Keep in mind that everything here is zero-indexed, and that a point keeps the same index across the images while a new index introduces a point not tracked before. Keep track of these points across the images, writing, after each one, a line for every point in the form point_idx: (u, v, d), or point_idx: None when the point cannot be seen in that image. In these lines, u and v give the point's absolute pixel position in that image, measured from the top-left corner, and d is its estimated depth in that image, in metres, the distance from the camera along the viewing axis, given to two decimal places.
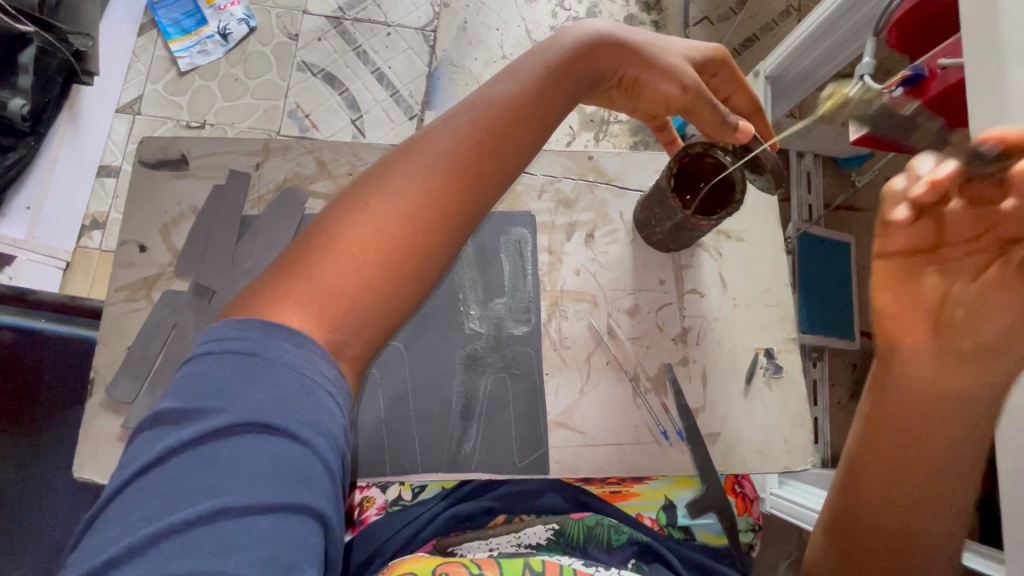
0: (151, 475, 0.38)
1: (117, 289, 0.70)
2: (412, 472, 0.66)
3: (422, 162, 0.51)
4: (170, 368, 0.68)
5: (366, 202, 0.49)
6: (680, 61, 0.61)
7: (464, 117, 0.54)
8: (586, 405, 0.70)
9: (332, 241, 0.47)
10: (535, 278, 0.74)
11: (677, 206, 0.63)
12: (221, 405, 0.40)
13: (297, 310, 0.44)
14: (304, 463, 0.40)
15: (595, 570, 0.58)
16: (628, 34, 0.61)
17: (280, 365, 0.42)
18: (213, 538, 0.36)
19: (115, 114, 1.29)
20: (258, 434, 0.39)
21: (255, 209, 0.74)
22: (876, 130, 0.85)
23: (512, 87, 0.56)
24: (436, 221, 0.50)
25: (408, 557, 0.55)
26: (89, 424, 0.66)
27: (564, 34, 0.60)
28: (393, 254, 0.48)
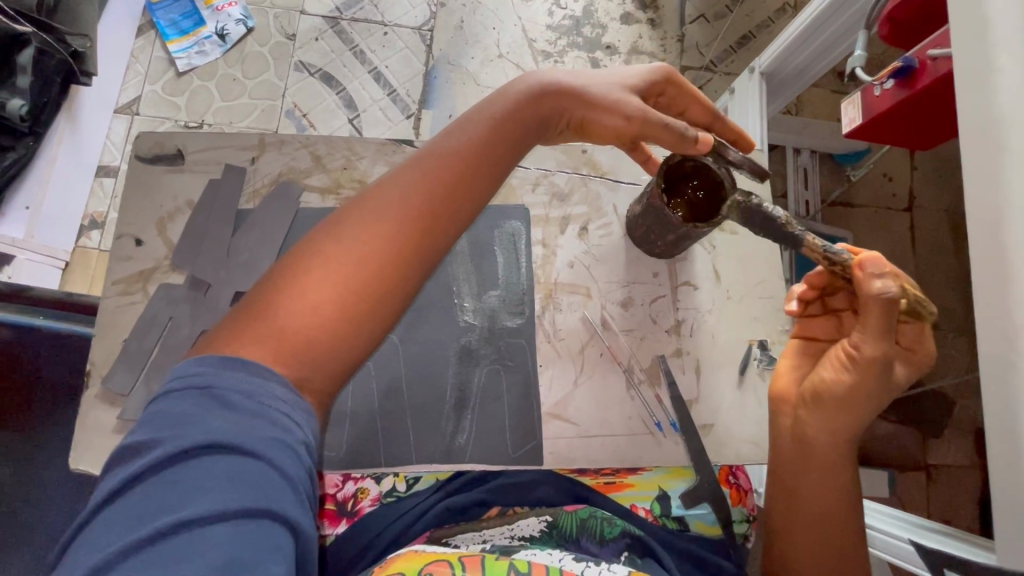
0: (114, 503, 0.40)
1: (113, 282, 0.70)
2: (407, 463, 0.66)
3: (380, 208, 0.53)
4: (166, 361, 0.68)
5: (319, 252, 0.50)
6: (626, 93, 0.62)
7: (411, 167, 0.56)
8: (580, 397, 0.70)
9: (291, 284, 0.49)
10: (529, 270, 0.74)
11: (681, 222, 0.64)
12: (176, 431, 0.42)
13: (257, 346, 0.46)
14: (259, 475, 0.41)
15: (584, 566, 0.57)
16: (569, 78, 0.62)
17: (237, 393, 0.44)
18: (175, 550, 0.38)
19: (113, 115, 1.30)
20: (212, 454, 0.41)
21: (251, 203, 0.74)
22: (869, 121, 0.85)
23: (457, 139, 0.58)
24: (393, 266, 0.52)
25: (400, 555, 0.55)
26: (85, 416, 0.66)
27: (507, 86, 0.63)
28: (349, 296, 0.49)
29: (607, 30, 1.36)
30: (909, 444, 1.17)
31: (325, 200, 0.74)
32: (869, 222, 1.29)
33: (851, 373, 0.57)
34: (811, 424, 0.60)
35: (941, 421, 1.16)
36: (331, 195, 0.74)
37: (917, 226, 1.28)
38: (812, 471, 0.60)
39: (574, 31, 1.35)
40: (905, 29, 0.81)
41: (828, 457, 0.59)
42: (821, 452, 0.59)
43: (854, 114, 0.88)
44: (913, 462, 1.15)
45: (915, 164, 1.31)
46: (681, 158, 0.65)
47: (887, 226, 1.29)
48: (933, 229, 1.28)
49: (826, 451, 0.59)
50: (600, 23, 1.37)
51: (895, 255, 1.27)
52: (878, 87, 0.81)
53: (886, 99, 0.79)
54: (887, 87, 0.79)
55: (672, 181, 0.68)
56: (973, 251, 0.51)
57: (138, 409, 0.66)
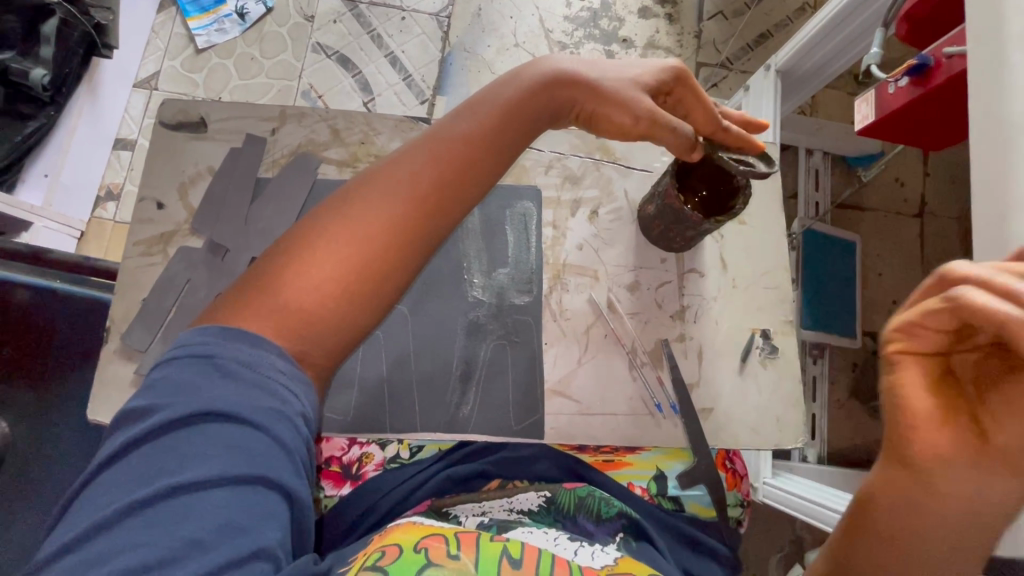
0: (116, 465, 0.43)
1: (135, 243, 0.72)
2: (411, 432, 0.68)
3: (384, 190, 0.54)
4: (183, 321, 0.69)
5: (320, 234, 0.52)
6: (639, 90, 0.62)
7: (412, 154, 0.57)
8: (583, 375, 0.71)
9: (295, 258, 0.51)
10: (538, 251, 0.75)
11: (701, 218, 0.65)
12: (177, 400, 0.44)
13: (260, 319, 0.49)
14: (257, 444, 0.44)
15: (577, 545, 0.59)
16: (582, 70, 0.63)
17: (236, 362, 0.46)
18: (173, 510, 0.41)
19: (132, 89, 1.33)
20: (212, 422, 0.44)
21: (270, 171, 0.76)
22: (882, 119, 0.86)
23: (467, 126, 0.59)
24: (393, 249, 0.53)
25: (399, 526, 0.57)
26: (103, 369, 0.68)
27: (520, 71, 0.63)
28: (349, 274, 0.51)
29: (623, 23, 1.37)
30: None
31: (342, 173, 0.76)
32: (878, 225, 1.30)
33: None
34: (969, 482, 0.40)
35: None
36: (348, 169, 0.76)
37: (926, 231, 1.29)
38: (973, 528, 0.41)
39: (591, 23, 1.36)
40: (922, 27, 0.81)
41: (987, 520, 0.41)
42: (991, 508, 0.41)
43: (866, 111, 0.89)
44: None
45: (928, 170, 1.31)
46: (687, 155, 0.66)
47: (895, 231, 1.30)
48: (941, 235, 1.29)
49: (979, 518, 0.41)
50: (617, 16, 1.37)
51: (904, 261, 1.28)
52: (893, 84, 0.82)
53: (900, 97, 0.81)
54: (902, 85, 0.80)
55: (684, 180, 0.69)
56: (979, 242, 0.52)
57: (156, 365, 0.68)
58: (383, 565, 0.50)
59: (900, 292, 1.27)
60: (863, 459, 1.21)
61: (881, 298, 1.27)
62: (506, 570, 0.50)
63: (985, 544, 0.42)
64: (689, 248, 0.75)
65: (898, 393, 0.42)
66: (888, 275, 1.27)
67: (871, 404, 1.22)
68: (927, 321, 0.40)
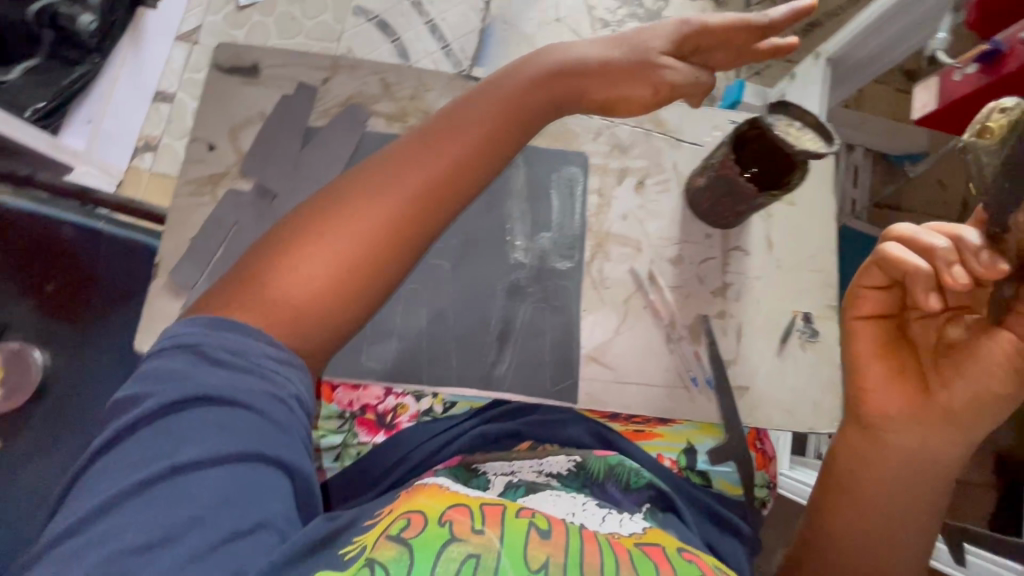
0: (114, 450, 0.45)
1: (186, 182, 0.73)
2: (447, 386, 0.68)
3: (375, 189, 0.53)
4: (229, 262, 0.70)
5: (314, 228, 0.52)
6: (657, 62, 0.61)
7: (406, 150, 0.55)
8: (620, 343, 0.71)
9: (284, 254, 0.51)
10: (583, 217, 0.74)
11: (756, 192, 0.64)
12: (167, 387, 0.46)
13: (250, 312, 0.49)
14: (249, 425, 0.46)
15: (606, 512, 0.58)
16: (590, 57, 0.61)
17: (223, 349, 0.48)
18: (172, 490, 0.44)
19: (174, 42, 1.33)
20: (203, 406, 0.46)
21: (320, 121, 0.75)
22: (942, 108, 0.84)
23: (465, 121, 0.57)
24: (386, 247, 0.53)
25: (424, 489, 0.56)
26: (151, 303, 0.69)
27: (525, 62, 0.62)
28: (341, 271, 0.51)
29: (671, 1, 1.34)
30: None
31: (391, 127, 0.75)
32: None
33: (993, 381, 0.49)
34: (916, 431, 0.54)
35: None
36: (397, 123, 0.76)
37: None
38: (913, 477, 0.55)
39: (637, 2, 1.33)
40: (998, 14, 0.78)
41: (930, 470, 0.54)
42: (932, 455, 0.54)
43: (926, 99, 0.87)
44: None
45: None
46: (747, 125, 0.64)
47: None
48: None
49: (918, 465, 0.55)
50: None
51: None
52: (959, 72, 0.79)
53: (965, 85, 0.78)
54: (969, 73, 0.77)
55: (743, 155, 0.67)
56: None
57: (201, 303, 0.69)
58: (408, 538, 0.49)
59: None
60: None
61: None
62: (533, 543, 0.50)
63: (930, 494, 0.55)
64: (736, 225, 0.74)
65: (853, 353, 0.58)
66: None
67: None
68: (869, 281, 0.57)
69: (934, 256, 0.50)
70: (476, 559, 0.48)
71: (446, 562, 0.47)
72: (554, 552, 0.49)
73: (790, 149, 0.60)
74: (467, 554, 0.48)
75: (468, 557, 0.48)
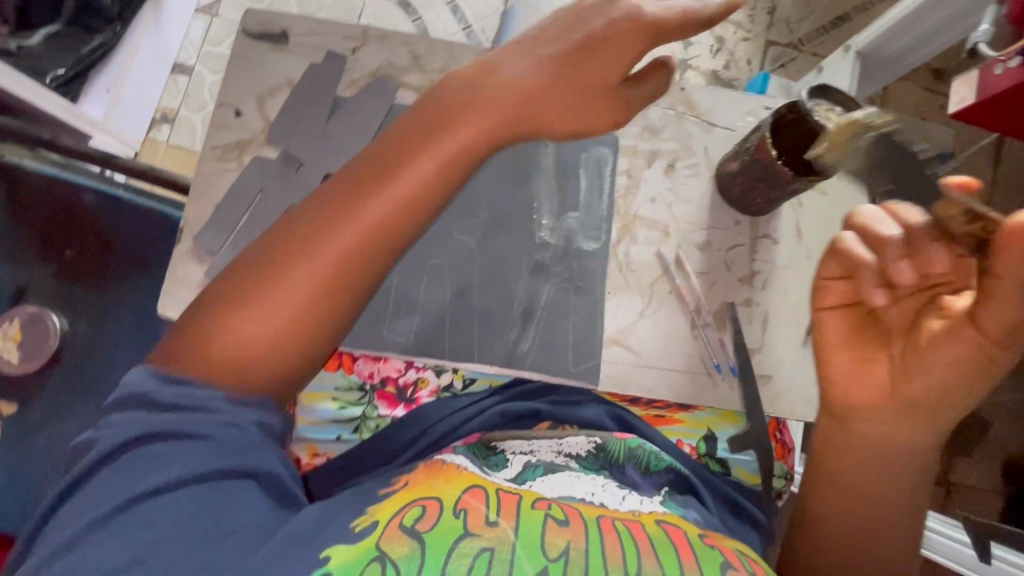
0: (78, 490, 0.45)
1: (212, 148, 0.72)
2: (469, 362, 0.68)
3: (325, 230, 0.50)
4: (254, 229, 0.70)
5: (266, 277, 0.49)
6: (621, 92, 0.55)
7: (357, 192, 0.52)
8: (644, 327, 0.70)
9: (235, 305, 0.49)
10: (611, 198, 0.73)
11: (792, 177, 0.63)
12: (121, 425, 0.46)
13: (206, 362, 0.48)
14: (205, 448, 0.45)
15: (625, 492, 0.58)
16: (548, 73, 0.55)
17: (172, 389, 0.47)
18: (136, 520, 0.43)
19: (194, 14, 1.33)
20: (155, 438, 0.45)
21: (348, 91, 0.75)
22: (982, 102, 0.82)
23: (418, 143, 0.53)
24: (344, 288, 0.51)
25: (446, 470, 0.56)
26: (174, 268, 0.69)
27: (495, 83, 0.55)
28: (301, 317, 0.50)
29: None
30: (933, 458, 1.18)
31: (420, 100, 0.75)
32: None
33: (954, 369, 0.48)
34: (884, 426, 0.52)
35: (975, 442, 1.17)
36: None
37: None
38: (890, 465, 0.54)
39: None
40: None
41: (903, 455, 0.53)
42: (908, 437, 0.52)
43: (966, 92, 0.84)
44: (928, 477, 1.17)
45: None
46: (788, 108, 0.63)
47: None
48: None
49: (893, 454, 0.53)
50: None
51: None
52: (1001, 65, 0.76)
53: (1007, 79, 0.75)
54: (1012, 66, 0.75)
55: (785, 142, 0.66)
56: None
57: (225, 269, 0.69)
58: (422, 531, 0.48)
59: None
60: None
61: None
62: (550, 531, 0.49)
63: (905, 475, 0.54)
64: (767, 212, 0.73)
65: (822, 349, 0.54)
66: None
67: None
68: (829, 270, 0.53)
69: (885, 249, 0.48)
70: (490, 553, 0.47)
71: (459, 558, 0.46)
72: (573, 538, 0.48)
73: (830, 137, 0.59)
74: (481, 548, 0.47)
75: (481, 551, 0.47)
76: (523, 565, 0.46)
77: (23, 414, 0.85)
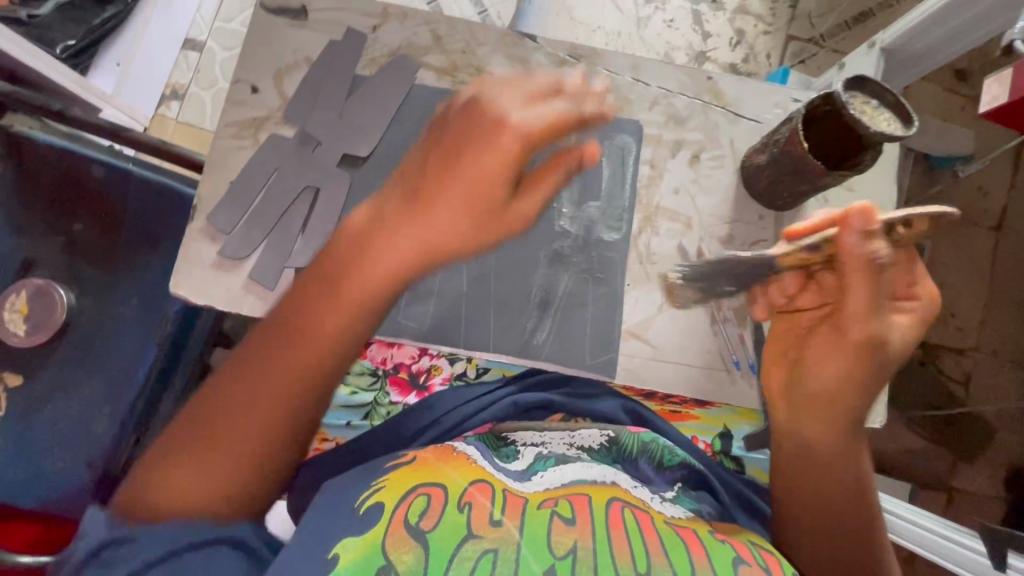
0: None
1: (227, 124, 0.71)
2: (484, 350, 0.67)
3: (252, 378, 0.50)
4: (269, 208, 0.69)
5: (207, 432, 0.49)
6: (508, 207, 0.53)
7: (272, 346, 0.51)
8: (663, 321, 0.69)
9: (177, 461, 0.48)
10: (633, 188, 0.72)
11: (822, 171, 0.61)
12: (96, 532, 0.48)
13: (155, 499, 0.48)
14: (170, 532, 0.47)
15: (634, 487, 0.56)
16: (450, 189, 0.52)
17: (134, 502, 0.48)
18: None
19: None
20: (126, 534, 0.47)
21: (367, 70, 0.73)
22: (1014, 103, 0.80)
23: (339, 281, 0.52)
24: (279, 424, 0.50)
25: (457, 461, 0.55)
26: (187, 246, 0.68)
27: (404, 213, 0.52)
28: (243, 454, 0.49)
29: None
30: (933, 462, 1.21)
31: (441, 82, 0.73)
32: (952, 232, 1.25)
33: (856, 365, 0.51)
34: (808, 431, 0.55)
35: (975, 448, 1.21)
36: (447, 78, 0.73)
37: (1001, 248, 1.26)
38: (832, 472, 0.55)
39: None
40: None
41: (834, 454, 0.55)
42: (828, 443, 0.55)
43: (998, 92, 0.82)
44: (937, 481, 1.20)
45: (1015, 182, 1.26)
46: (822, 101, 0.62)
47: (969, 242, 1.26)
48: (1015, 253, 1.25)
49: (829, 459, 0.55)
50: None
51: (970, 274, 1.25)
52: None
53: None
54: None
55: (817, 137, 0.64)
56: None
57: (239, 249, 0.68)
58: (426, 530, 0.47)
59: (959, 306, 1.25)
60: (888, 465, 1.20)
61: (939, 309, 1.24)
62: (556, 530, 0.48)
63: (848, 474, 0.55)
64: (792, 208, 0.72)
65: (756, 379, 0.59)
66: (951, 286, 1.24)
67: (910, 412, 1.21)
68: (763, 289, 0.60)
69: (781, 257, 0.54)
70: (494, 554, 0.46)
71: (462, 561, 0.45)
72: (580, 537, 0.47)
73: (864, 129, 0.57)
74: (483, 550, 0.46)
75: (484, 552, 0.46)
76: (530, 564, 0.45)
77: (27, 388, 0.83)
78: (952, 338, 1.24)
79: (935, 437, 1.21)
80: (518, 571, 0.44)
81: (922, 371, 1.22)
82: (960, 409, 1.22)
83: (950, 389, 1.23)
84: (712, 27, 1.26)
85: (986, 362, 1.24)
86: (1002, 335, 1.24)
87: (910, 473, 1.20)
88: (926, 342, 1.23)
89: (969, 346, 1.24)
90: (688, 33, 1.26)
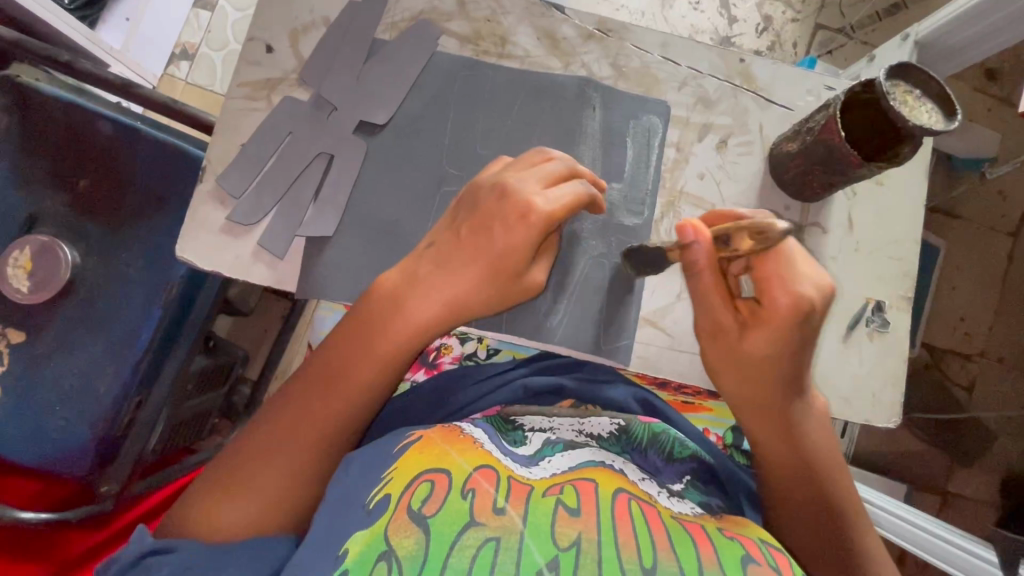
0: None
1: (240, 85, 0.68)
2: (495, 332, 0.65)
3: (285, 419, 0.53)
4: (282, 174, 0.67)
5: (231, 480, 0.51)
6: (522, 279, 0.54)
7: (304, 391, 0.54)
8: (681, 309, 0.67)
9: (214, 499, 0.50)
10: (657, 171, 0.69)
11: (857, 159, 0.57)
12: None
13: None
14: None
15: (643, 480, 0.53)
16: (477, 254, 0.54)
17: None
18: None
19: None
20: None
21: (387, 34, 0.70)
22: None
23: (360, 338, 0.54)
24: (311, 458, 0.53)
25: (459, 443, 0.52)
26: (195, 209, 0.66)
27: (437, 271, 0.54)
28: (279, 488, 0.51)
29: None
30: (932, 464, 1.20)
31: (463, 51, 0.70)
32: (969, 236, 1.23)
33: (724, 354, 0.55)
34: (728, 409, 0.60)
35: (973, 453, 1.20)
36: (470, 47, 0.70)
37: (1017, 254, 1.23)
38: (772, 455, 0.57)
39: None
40: None
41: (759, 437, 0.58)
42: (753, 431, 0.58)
43: None
44: (932, 483, 1.19)
45: None
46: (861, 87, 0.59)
47: (986, 247, 1.23)
48: None
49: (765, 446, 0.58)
50: None
51: (984, 279, 1.23)
52: None
53: None
54: None
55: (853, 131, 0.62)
56: None
57: (249, 214, 0.66)
58: (427, 516, 0.45)
59: (970, 311, 1.23)
60: (887, 466, 1.19)
61: (949, 313, 1.23)
62: (561, 520, 0.44)
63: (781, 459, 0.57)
64: (819, 200, 0.69)
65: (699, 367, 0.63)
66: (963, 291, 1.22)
67: (912, 415, 1.20)
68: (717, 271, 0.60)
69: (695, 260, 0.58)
70: (496, 543, 0.43)
71: (462, 550, 0.42)
72: (585, 529, 0.44)
73: (905, 121, 0.54)
74: (485, 539, 0.43)
75: (485, 541, 0.43)
76: (533, 555, 0.42)
77: (28, 344, 0.81)
78: (961, 343, 1.22)
79: (934, 441, 1.20)
80: (520, 561, 0.41)
81: (926, 373, 1.21)
82: (962, 414, 1.20)
83: (953, 394, 1.21)
84: (740, 12, 1.22)
85: (993, 369, 1.23)
86: (1011, 342, 1.23)
87: (908, 475, 1.19)
88: (933, 345, 1.22)
89: (976, 352, 1.23)
90: (714, 17, 1.21)
